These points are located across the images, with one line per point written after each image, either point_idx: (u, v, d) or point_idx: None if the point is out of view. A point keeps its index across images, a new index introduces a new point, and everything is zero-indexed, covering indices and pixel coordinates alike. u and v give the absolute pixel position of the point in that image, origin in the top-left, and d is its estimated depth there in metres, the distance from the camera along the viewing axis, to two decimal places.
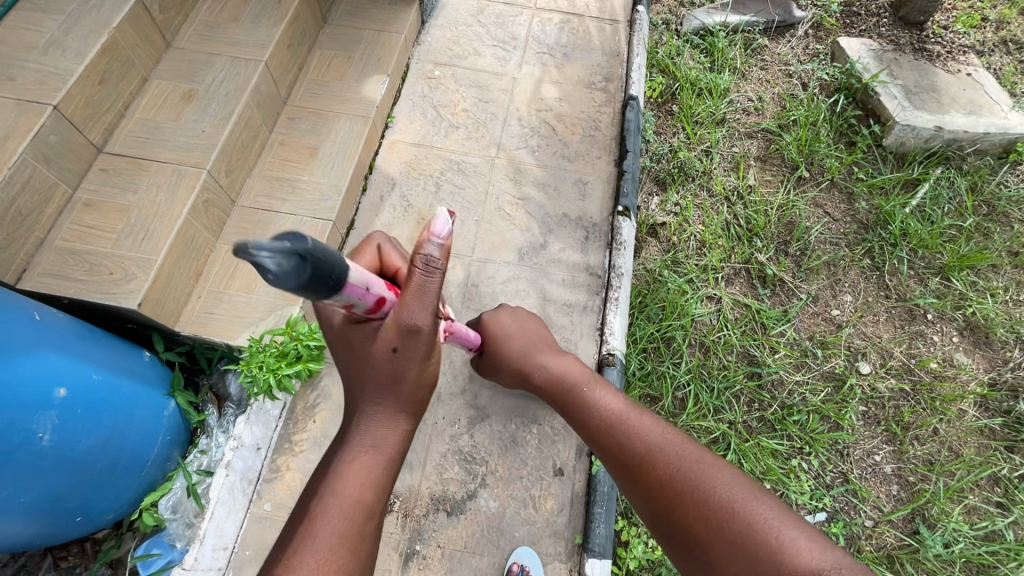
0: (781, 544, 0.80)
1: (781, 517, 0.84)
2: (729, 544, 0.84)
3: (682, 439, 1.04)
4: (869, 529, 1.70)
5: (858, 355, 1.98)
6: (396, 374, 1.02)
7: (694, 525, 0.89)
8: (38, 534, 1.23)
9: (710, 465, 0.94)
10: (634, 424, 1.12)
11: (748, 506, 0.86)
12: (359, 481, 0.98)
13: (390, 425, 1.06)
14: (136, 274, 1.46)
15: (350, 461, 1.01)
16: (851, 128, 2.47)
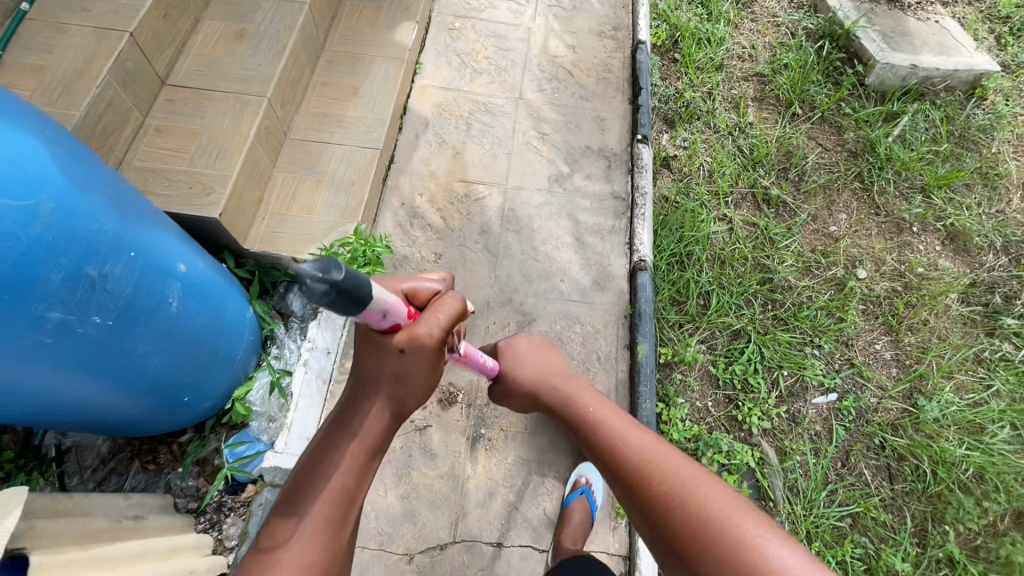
0: (764, 561, 0.75)
1: (771, 535, 0.78)
2: (716, 564, 0.78)
3: (672, 452, 0.99)
4: (875, 403, 1.92)
5: (855, 262, 2.20)
6: (398, 372, 0.90)
7: (685, 543, 0.84)
8: (153, 413, 1.34)
9: (702, 481, 0.89)
10: (625, 435, 1.05)
11: (733, 520, 0.81)
12: (345, 468, 0.87)
13: (378, 414, 0.91)
14: (215, 188, 1.58)
15: (334, 446, 0.88)
16: (837, 70, 2.70)
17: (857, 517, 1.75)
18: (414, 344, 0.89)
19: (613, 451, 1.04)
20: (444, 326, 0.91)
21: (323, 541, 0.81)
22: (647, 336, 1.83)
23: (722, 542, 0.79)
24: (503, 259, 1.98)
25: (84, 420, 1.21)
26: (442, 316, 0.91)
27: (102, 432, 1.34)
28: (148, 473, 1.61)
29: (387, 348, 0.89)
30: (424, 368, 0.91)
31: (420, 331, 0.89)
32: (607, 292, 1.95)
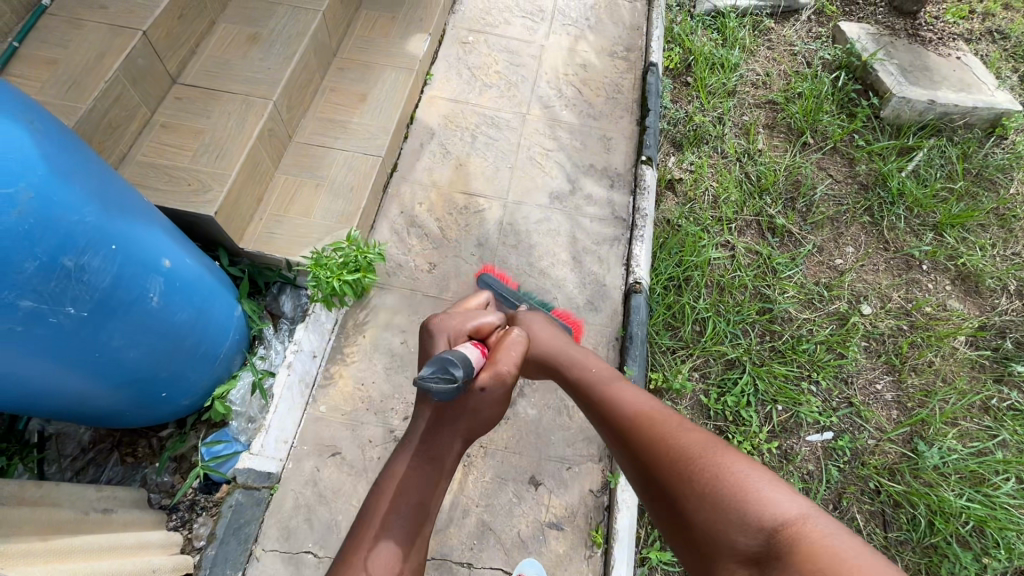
0: (742, 486, 0.84)
1: (751, 468, 0.88)
2: (698, 491, 0.88)
3: (669, 411, 1.10)
4: (872, 445, 1.85)
5: (860, 297, 2.15)
6: (474, 409, 1.18)
7: (670, 474, 0.94)
8: (131, 406, 1.35)
9: (685, 427, 1.01)
10: (626, 399, 1.17)
11: (717, 457, 0.91)
12: (430, 489, 1.10)
13: (457, 442, 1.17)
14: (213, 186, 1.60)
15: (420, 468, 1.11)
16: (852, 102, 2.67)
17: None
18: (493, 381, 1.19)
19: (615, 411, 1.15)
20: (515, 365, 1.25)
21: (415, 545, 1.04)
22: (637, 360, 1.78)
23: (711, 475, 0.88)
24: (497, 272, 1.96)
25: (53, 407, 1.21)
26: (512, 356, 1.25)
27: (74, 421, 1.34)
28: (126, 466, 1.61)
29: (470, 389, 1.17)
30: (494, 406, 1.21)
31: (499, 369, 1.21)
32: (600, 312, 1.92)
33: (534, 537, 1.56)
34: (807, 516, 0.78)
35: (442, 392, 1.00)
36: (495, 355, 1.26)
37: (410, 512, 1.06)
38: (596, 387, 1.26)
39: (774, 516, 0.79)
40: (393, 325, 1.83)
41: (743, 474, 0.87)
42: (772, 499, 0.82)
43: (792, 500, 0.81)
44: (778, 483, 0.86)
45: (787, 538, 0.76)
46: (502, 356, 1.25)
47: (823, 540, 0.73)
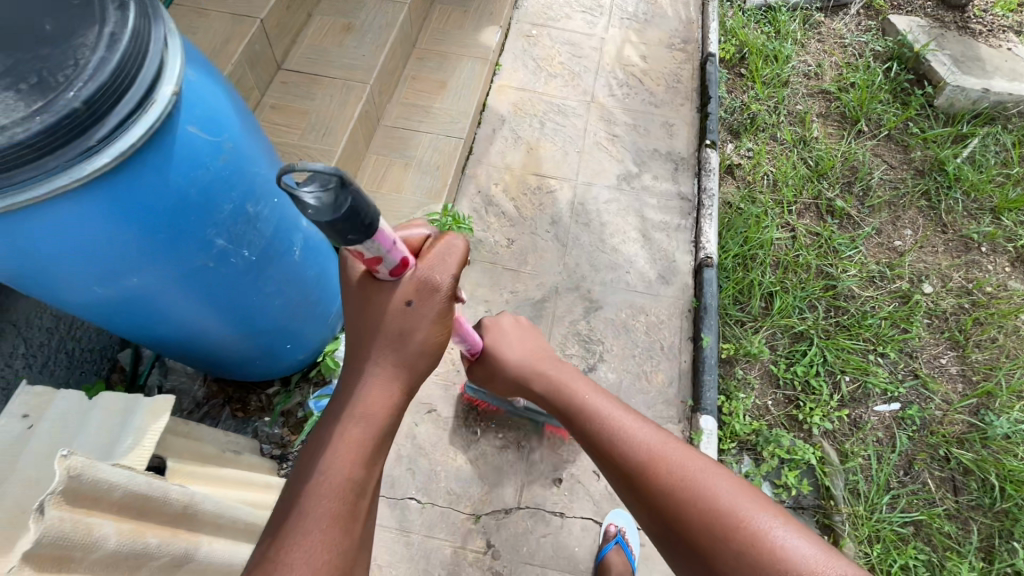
0: (778, 552, 0.81)
1: (783, 525, 0.84)
2: (731, 556, 0.83)
3: (668, 436, 1.00)
4: (939, 416, 1.91)
5: (921, 276, 2.20)
6: (403, 331, 0.91)
7: (697, 535, 0.87)
8: (261, 354, 1.48)
9: (702, 469, 0.92)
10: (619, 419, 1.05)
11: (746, 512, 0.85)
12: (357, 453, 0.88)
13: (390, 384, 0.93)
14: (322, 161, 1.74)
15: (340, 429, 0.90)
16: (905, 91, 2.73)
17: (920, 525, 1.71)
18: (421, 294, 0.92)
19: (611, 443, 1.02)
20: (452, 273, 0.93)
21: (336, 529, 0.83)
22: (712, 328, 1.87)
23: (751, 550, 0.82)
24: (572, 248, 2.07)
25: (196, 349, 1.34)
26: (448, 263, 0.93)
27: (200, 365, 1.46)
28: (238, 419, 1.74)
29: (391, 305, 0.92)
30: (429, 323, 0.93)
31: (426, 279, 0.92)
32: (671, 286, 2.01)
33: None
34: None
35: (314, 209, 0.65)
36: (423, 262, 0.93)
37: (325, 488, 0.85)
38: (575, 403, 1.13)
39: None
40: (476, 296, 1.95)
41: (776, 534, 0.83)
42: (812, 564, 0.80)
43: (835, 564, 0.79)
44: (813, 539, 0.83)
45: None
46: (431, 260, 0.93)
47: None
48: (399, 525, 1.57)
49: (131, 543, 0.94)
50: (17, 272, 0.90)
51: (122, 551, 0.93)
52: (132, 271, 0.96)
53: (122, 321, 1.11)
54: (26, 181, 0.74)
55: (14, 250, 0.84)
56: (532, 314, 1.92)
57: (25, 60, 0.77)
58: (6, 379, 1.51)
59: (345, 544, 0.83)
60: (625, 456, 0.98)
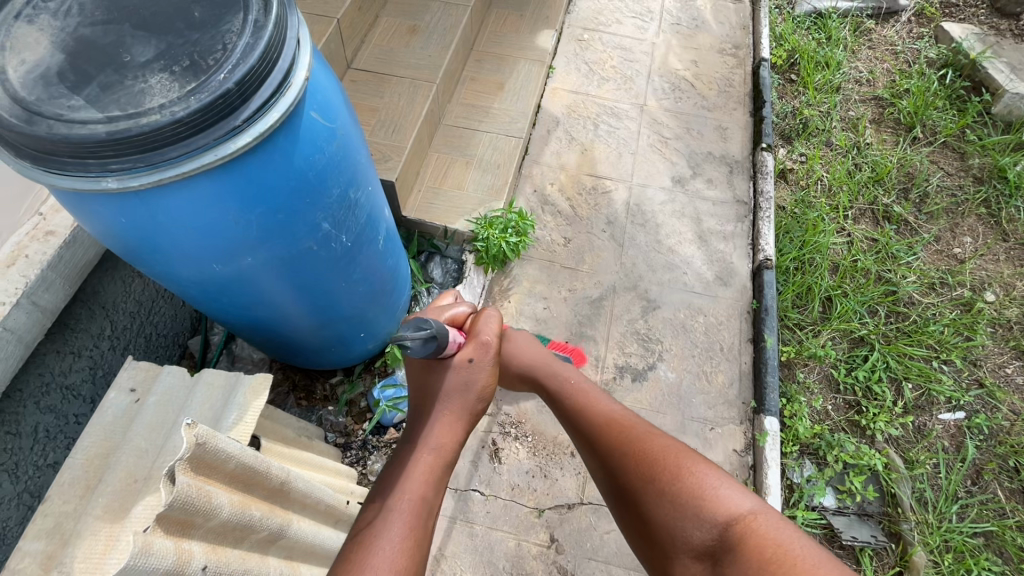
0: (701, 490, 0.97)
1: (708, 472, 1.00)
2: (663, 496, 1.00)
3: (633, 413, 1.19)
4: (1008, 425, 1.86)
5: (983, 284, 2.17)
6: (465, 384, 1.08)
7: (641, 484, 1.04)
8: (339, 342, 1.51)
9: (654, 433, 1.11)
10: (596, 403, 1.23)
11: (682, 463, 1.03)
12: (426, 480, 1.01)
13: (454, 425, 1.08)
14: (392, 156, 1.79)
15: (410, 464, 1.03)
16: (961, 98, 2.70)
17: (991, 537, 1.67)
18: (479, 352, 1.09)
19: (581, 413, 1.23)
20: (496, 332, 1.11)
21: (411, 543, 0.92)
22: (773, 330, 1.86)
23: (679, 488, 0.99)
24: (628, 248, 2.08)
25: (277, 336, 1.37)
26: (492, 325, 1.11)
27: (280, 351, 1.50)
28: (302, 407, 1.76)
29: (453, 365, 1.08)
30: (486, 374, 1.09)
31: (480, 341, 1.10)
32: (729, 288, 2.00)
33: None
34: (757, 513, 0.92)
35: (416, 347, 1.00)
36: (474, 330, 1.12)
37: (402, 508, 0.96)
38: (556, 383, 1.32)
39: (729, 514, 0.93)
40: (535, 292, 1.95)
41: (703, 478, 0.99)
42: (727, 500, 0.95)
43: (745, 499, 0.95)
44: (729, 481, 0.99)
45: (738, 534, 0.90)
46: (480, 328, 1.11)
47: (770, 538, 0.88)
48: (462, 516, 1.57)
49: (241, 514, 0.96)
50: (145, 248, 0.94)
51: (233, 522, 0.95)
52: (250, 251, 0.99)
53: (225, 303, 1.15)
54: (177, 157, 0.78)
55: (148, 226, 0.89)
56: (590, 313, 1.93)
57: (178, 44, 0.82)
58: (92, 360, 1.48)
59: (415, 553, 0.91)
60: (591, 421, 1.19)
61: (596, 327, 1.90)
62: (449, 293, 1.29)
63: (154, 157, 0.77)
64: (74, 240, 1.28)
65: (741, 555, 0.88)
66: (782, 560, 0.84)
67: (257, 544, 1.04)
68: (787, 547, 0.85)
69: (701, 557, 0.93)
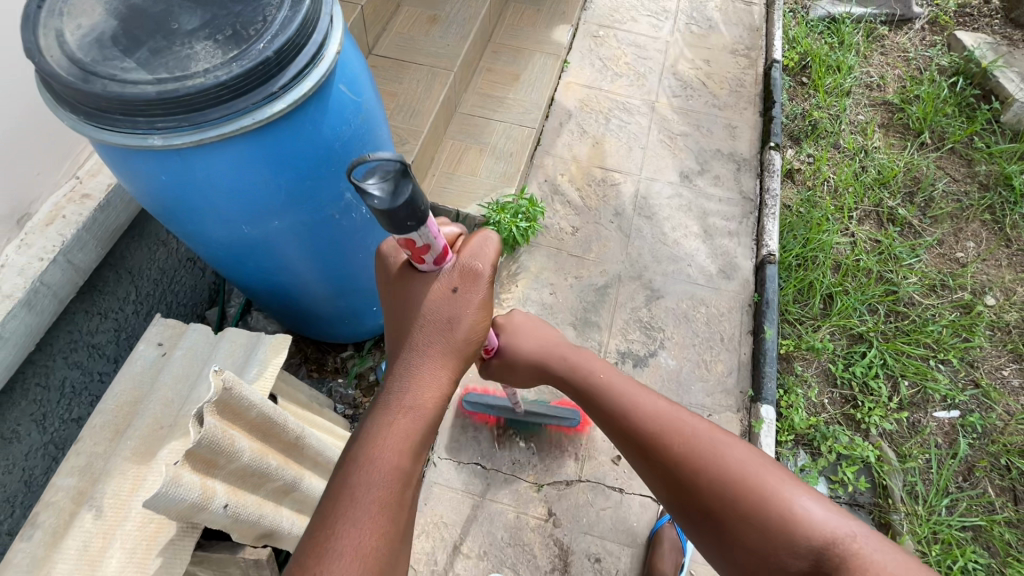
0: (793, 514, 0.87)
1: (796, 488, 0.90)
2: (748, 523, 0.89)
3: (685, 410, 1.03)
4: (1002, 425, 1.89)
5: (984, 288, 2.20)
6: (451, 319, 0.87)
7: (718, 506, 0.92)
8: (352, 314, 1.57)
9: (720, 440, 0.96)
10: (639, 402, 1.05)
11: (761, 477, 0.91)
12: (401, 447, 0.83)
13: (437, 376, 0.86)
14: (409, 140, 1.85)
15: (382, 426, 0.84)
16: (971, 106, 2.72)
17: (980, 531, 1.71)
18: (466, 280, 0.88)
19: (625, 416, 1.04)
20: (493, 260, 0.90)
21: (382, 521, 0.78)
22: (773, 322, 1.90)
23: (766, 511, 0.88)
24: (635, 239, 2.13)
25: (294, 304, 1.43)
26: (489, 251, 0.90)
27: (296, 320, 1.57)
28: (313, 378, 1.82)
29: (438, 293, 0.87)
30: (474, 312, 0.87)
31: (472, 267, 0.89)
32: (732, 281, 2.05)
33: None
34: (855, 534, 0.85)
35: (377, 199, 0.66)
36: (463, 252, 0.90)
37: (374, 481, 0.79)
38: (586, 381, 1.13)
39: (824, 536, 0.85)
40: (542, 278, 2.01)
41: (792, 497, 0.89)
42: (827, 524, 0.86)
43: (840, 518, 0.87)
44: (814, 494, 0.90)
45: (839, 560, 0.83)
46: (473, 252, 0.89)
47: (876, 563, 0.82)
48: (464, 487, 1.63)
49: (259, 462, 1.02)
50: (180, 207, 1.01)
51: (252, 468, 1.01)
52: (275, 215, 1.05)
53: (247, 266, 1.21)
54: (217, 119, 0.85)
55: (185, 185, 0.96)
56: (595, 300, 1.98)
57: (222, 15, 0.88)
58: (117, 322, 1.55)
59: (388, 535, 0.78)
60: (638, 429, 1.01)
61: (600, 314, 1.95)
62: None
63: (198, 118, 0.84)
64: (108, 204, 1.35)
65: None
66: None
67: (272, 493, 1.10)
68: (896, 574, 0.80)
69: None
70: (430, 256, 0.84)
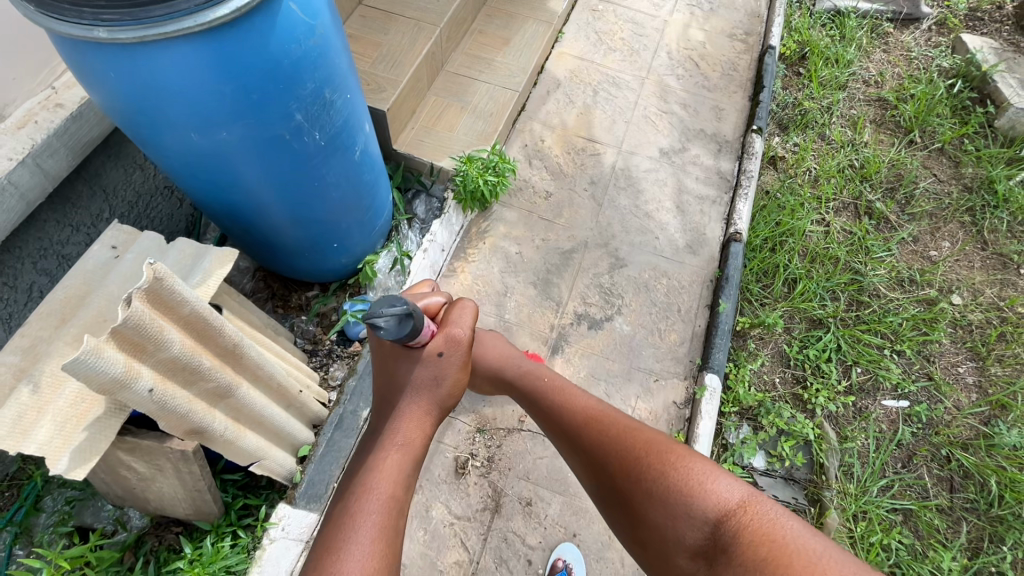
0: (693, 486, 0.95)
1: (703, 466, 0.98)
2: (652, 500, 0.99)
3: (613, 408, 1.21)
4: (948, 418, 1.92)
5: (951, 287, 2.20)
6: (436, 377, 1.09)
7: (630, 490, 1.03)
8: (313, 249, 1.63)
9: (637, 433, 1.11)
10: (575, 401, 1.25)
11: (671, 459, 1.01)
12: (395, 477, 0.98)
13: (421, 418, 1.09)
14: (387, 88, 1.89)
15: (379, 460, 1.01)
16: (966, 109, 2.69)
17: (910, 514, 1.74)
18: (449, 345, 1.09)
19: (563, 412, 1.24)
20: (470, 326, 1.11)
21: (379, 553, 0.87)
22: (731, 297, 1.93)
23: (670, 490, 0.97)
24: (606, 208, 2.15)
25: (253, 230, 1.49)
26: (467, 318, 1.11)
27: (258, 250, 1.62)
28: (278, 313, 1.88)
29: (426, 357, 1.08)
30: (456, 369, 1.11)
31: (453, 333, 1.10)
32: (697, 256, 2.08)
33: None
34: (747, 501, 0.90)
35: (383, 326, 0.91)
36: (447, 321, 1.11)
37: (369, 507, 0.92)
38: (530, 381, 1.36)
39: (721, 508, 0.91)
40: (510, 237, 2.05)
41: (697, 472, 0.97)
42: (726, 495, 0.92)
43: (736, 489, 0.93)
44: (721, 472, 0.97)
45: (730, 525, 0.88)
46: (455, 320, 1.11)
47: (763, 523, 0.86)
48: None
49: (190, 357, 1.08)
50: (134, 112, 1.07)
51: (181, 362, 1.07)
52: (226, 125, 1.11)
53: (205, 181, 1.27)
54: (159, 16, 0.90)
55: (135, 87, 1.01)
56: (559, 263, 2.01)
57: None
58: (88, 237, 1.61)
59: (387, 554, 0.87)
60: (571, 421, 1.20)
61: (563, 277, 1.99)
62: (426, 282, 1.28)
63: (141, 14, 0.89)
64: (80, 115, 1.40)
65: (732, 548, 0.85)
66: (773, 548, 0.81)
67: (205, 394, 1.16)
68: (780, 531, 0.83)
69: (695, 556, 0.91)
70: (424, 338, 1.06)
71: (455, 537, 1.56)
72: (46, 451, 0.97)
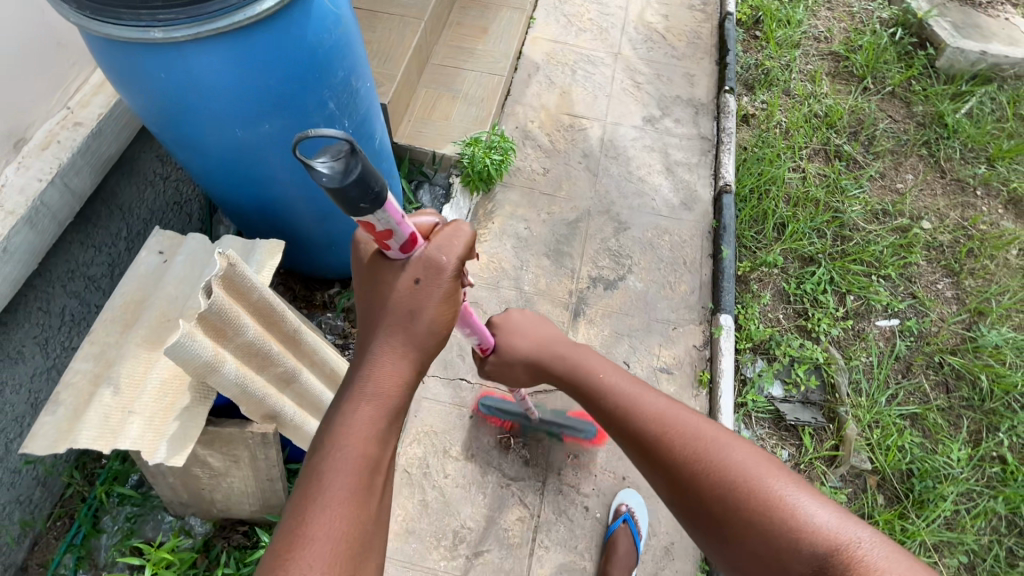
0: (798, 524, 0.80)
1: (802, 494, 0.83)
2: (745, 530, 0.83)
3: (684, 408, 1.01)
4: (936, 329, 2.10)
5: (920, 215, 2.40)
6: (413, 310, 0.82)
7: (712, 510, 0.88)
8: (337, 244, 1.68)
9: (718, 440, 0.93)
10: (640, 399, 1.04)
11: (764, 483, 0.85)
12: (367, 434, 0.79)
13: (398, 362, 0.82)
14: (384, 82, 1.95)
15: (346, 420, 0.79)
16: (909, 54, 2.92)
17: (915, 418, 1.91)
18: (428, 270, 0.82)
19: (625, 414, 1.03)
20: (461, 255, 0.83)
21: (353, 520, 0.74)
22: (730, 244, 2.07)
23: (769, 523, 0.81)
24: (602, 177, 2.26)
25: (284, 229, 1.53)
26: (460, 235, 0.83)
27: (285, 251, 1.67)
28: (304, 313, 1.91)
29: (398, 286, 0.81)
30: (439, 302, 0.82)
31: (435, 255, 0.82)
32: (693, 212, 2.21)
33: (649, 377, 1.86)
34: (862, 542, 0.77)
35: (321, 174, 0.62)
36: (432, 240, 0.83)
37: (339, 467, 0.76)
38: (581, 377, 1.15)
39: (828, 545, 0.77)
40: (517, 215, 2.13)
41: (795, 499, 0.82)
42: (834, 531, 0.78)
43: (849, 526, 0.78)
44: (827, 505, 0.82)
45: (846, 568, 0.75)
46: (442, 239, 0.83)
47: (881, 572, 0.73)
48: (452, 400, 1.75)
49: (262, 342, 1.13)
50: (177, 111, 1.11)
51: (256, 346, 1.12)
52: (266, 118, 1.16)
53: (242, 178, 1.31)
54: (212, 12, 0.96)
55: (181, 85, 1.05)
56: (567, 233, 2.11)
57: None
58: (111, 257, 1.61)
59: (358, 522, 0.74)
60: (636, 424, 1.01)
61: (573, 245, 2.09)
62: None
63: (194, 11, 0.95)
64: (99, 132, 1.42)
65: None
66: None
67: (274, 378, 1.20)
68: None
69: None
70: (396, 243, 0.78)
71: (514, 496, 1.63)
72: (142, 445, 1.02)
